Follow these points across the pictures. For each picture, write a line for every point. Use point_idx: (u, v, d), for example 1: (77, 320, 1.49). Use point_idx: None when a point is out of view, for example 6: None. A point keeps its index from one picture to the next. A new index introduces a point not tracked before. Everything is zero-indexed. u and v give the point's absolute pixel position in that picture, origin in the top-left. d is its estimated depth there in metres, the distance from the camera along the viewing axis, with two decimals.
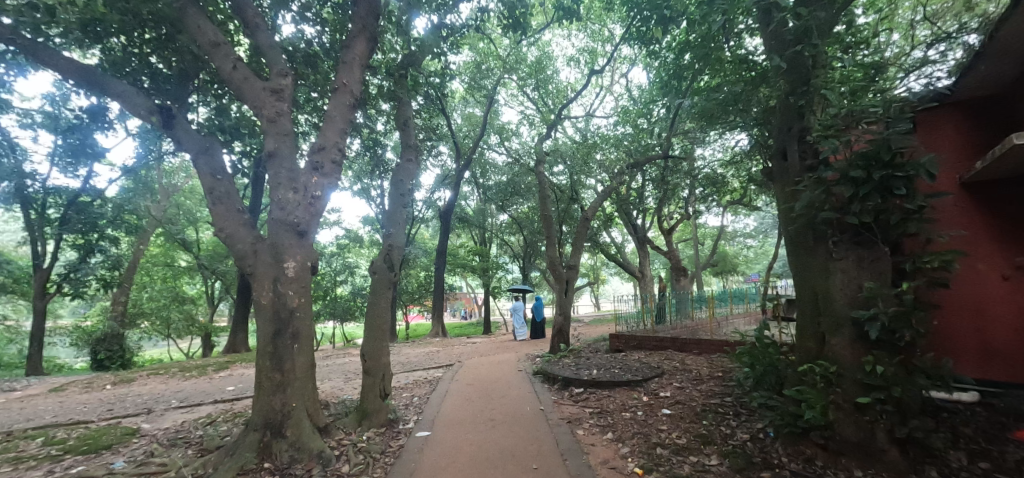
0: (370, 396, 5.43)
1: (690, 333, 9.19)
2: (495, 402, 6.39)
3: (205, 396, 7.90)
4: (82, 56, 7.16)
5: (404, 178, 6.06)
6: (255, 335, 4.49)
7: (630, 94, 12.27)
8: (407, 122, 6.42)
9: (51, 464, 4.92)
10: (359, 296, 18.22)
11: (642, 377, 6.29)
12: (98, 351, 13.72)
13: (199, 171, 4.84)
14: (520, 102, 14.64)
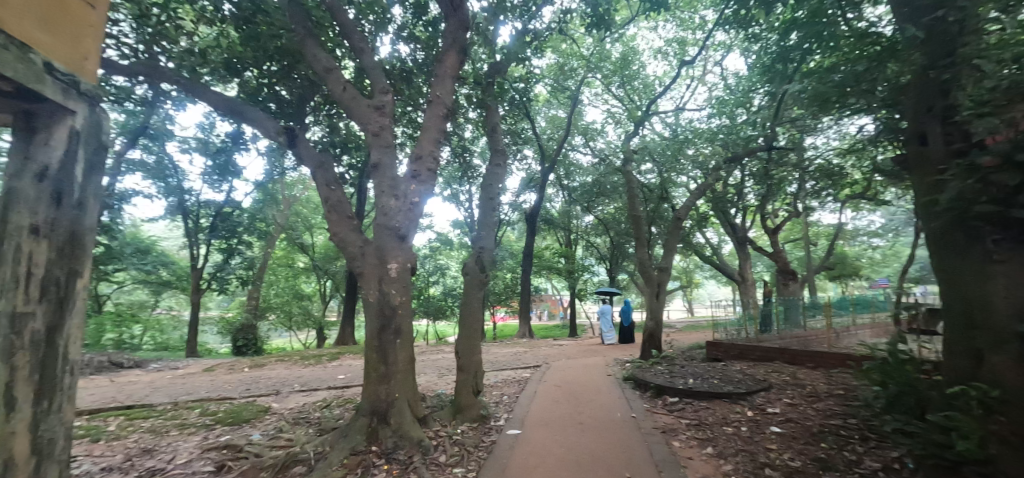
0: (462, 393, 5.59)
1: (803, 345, 8.40)
2: (584, 406, 6.28)
3: (321, 382, 8.69)
4: (225, 88, 8.22)
5: (494, 182, 6.19)
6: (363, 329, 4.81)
7: (725, 84, 11.52)
8: (495, 128, 6.55)
9: (206, 431, 5.69)
10: (451, 296, 18.94)
11: (745, 390, 5.85)
12: (236, 338, 15.67)
13: (316, 184, 5.29)
14: (606, 100, 14.36)
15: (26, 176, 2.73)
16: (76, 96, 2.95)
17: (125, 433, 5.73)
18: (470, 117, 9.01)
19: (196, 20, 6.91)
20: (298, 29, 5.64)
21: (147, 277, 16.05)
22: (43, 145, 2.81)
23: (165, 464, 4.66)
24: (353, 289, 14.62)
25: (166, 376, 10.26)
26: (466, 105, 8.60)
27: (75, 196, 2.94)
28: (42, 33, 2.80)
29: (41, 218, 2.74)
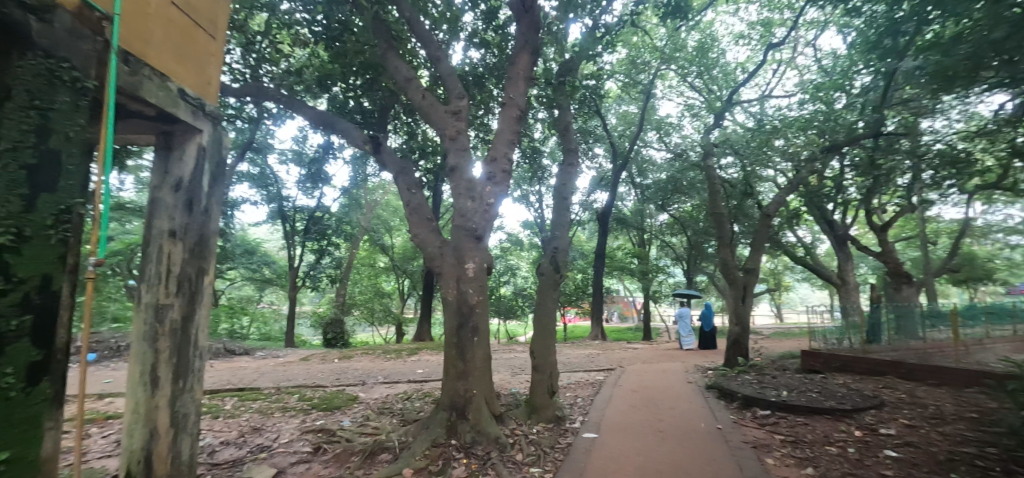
0: (538, 393, 5.68)
1: (920, 358, 7.57)
2: (663, 413, 6.13)
3: (402, 375, 9.19)
4: (315, 103, 8.93)
5: (566, 181, 6.24)
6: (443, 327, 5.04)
7: (819, 66, 10.70)
8: (567, 128, 6.58)
9: (304, 415, 6.25)
10: (521, 296, 19.15)
11: (852, 407, 5.44)
12: (327, 331, 16.93)
13: (399, 188, 5.62)
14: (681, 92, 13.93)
15: (166, 187, 3.24)
16: (202, 116, 3.38)
17: (238, 412, 6.45)
18: (541, 118, 9.10)
19: (293, 42, 7.60)
20: (380, 44, 6.03)
21: (252, 275, 17.80)
22: (179, 160, 3.31)
23: (271, 442, 5.19)
24: (430, 288, 15.24)
25: (269, 364, 11.33)
26: (537, 107, 8.69)
27: (203, 204, 3.38)
28: (173, 65, 3.23)
29: (177, 223, 3.21)
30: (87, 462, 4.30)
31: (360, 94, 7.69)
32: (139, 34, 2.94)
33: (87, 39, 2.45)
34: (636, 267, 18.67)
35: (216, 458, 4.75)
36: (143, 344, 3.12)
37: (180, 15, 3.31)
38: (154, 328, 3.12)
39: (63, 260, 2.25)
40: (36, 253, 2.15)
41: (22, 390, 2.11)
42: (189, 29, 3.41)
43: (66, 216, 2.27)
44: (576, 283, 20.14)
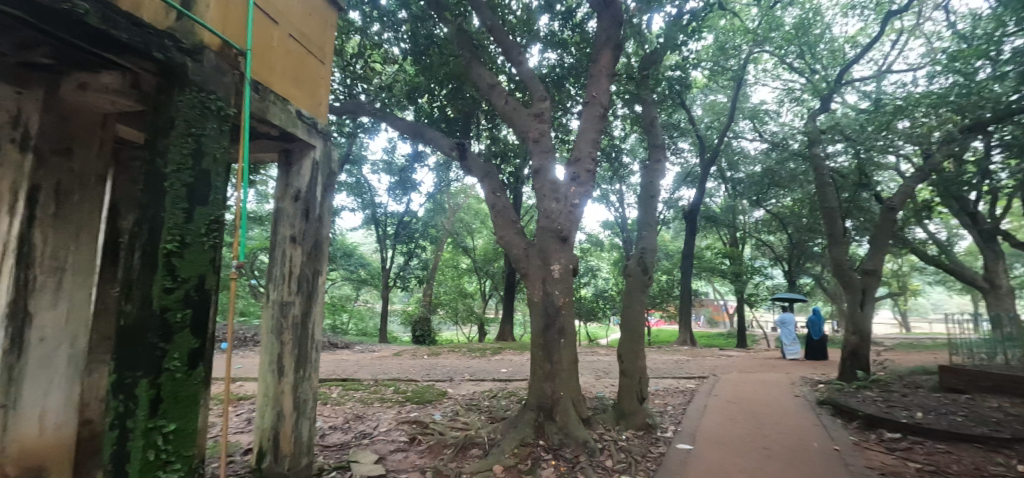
0: (626, 398, 5.60)
1: None
2: (765, 429, 5.77)
3: (487, 373, 9.48)
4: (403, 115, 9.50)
5: (653, 178, 6.10)
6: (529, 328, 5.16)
7: (952, 30, 9.53)
8: (653, 124, 6.42)
9: (400, 406, 6.69)
10: (602, 298, 18.87)
11: (1011, 437, 4.86)
12: (416, 329, 17.85)
13: (484, 192, 5.84)
14: (778, 75, 13.08)
15: (287, 198, 3.68)
16: (315, 132, 3.79)
17: (343, 400, 7.06)
18: (622, 115, 8.92)
19: (383, 60, 8.18)
20: (465, 54, 6.31)
21: (349, 275, 19.26)
22: (297, 174, 3.74)
23: (372, 430, 5.62)
24: (512, 289, 15.49)
25: (366, 358, 12.20)
26: (620, 103, 8.53)
27: (317, 212, 3.78)
28: (291, 90, 3.64)
29: (296, 229, 3.63)
30: (225, 438, 4.96)
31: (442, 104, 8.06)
32: (264, 65, 3.35)
33: (231, 73, 2.86)
34: (728, 269, 17.60)
35: (327, 442, 5.24)
36: (271, 336, 3.57)
37: (295, 45, 3.71)
38: (278, 322, 3.56)
39: (215, 263, 2.66)
40: (194, 257, 2.55)
41: (184, 372, 2.52)
42: (303, 57, 3.81)
43: (217, 227, 2.67)
44: (661, 285, 19.40)
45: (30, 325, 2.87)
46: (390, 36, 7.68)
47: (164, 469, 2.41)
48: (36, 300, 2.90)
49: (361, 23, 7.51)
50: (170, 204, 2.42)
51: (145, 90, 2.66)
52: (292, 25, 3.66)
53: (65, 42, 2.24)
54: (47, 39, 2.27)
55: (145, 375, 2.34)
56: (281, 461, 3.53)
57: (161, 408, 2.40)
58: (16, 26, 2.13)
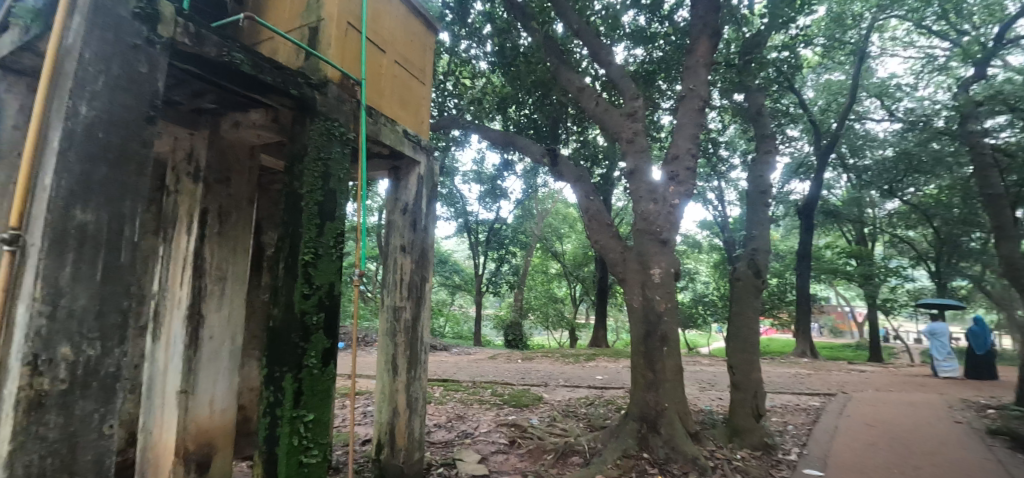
0: (739, 413, 5.28)
1: None
2: (916, 459, 5.11)
3: (582, 380, 9.42)
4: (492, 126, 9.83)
5: (762, 173, 5.70)
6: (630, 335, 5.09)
7: None
8: (760, 111, 6.01)
9: (499, 409, 6.89)
10: (701, 303, 17.90)
11: None
12: (508, 333, 18.23)
13: (577, 196, 5.89)
14: (909, 43, 11.65)
15: (397, 211, 4.04)
16: (420, 148, 4.08)
17: (445, 400, 7.46)
18: (722, 106, 8.34)
19: (472, 76, 8.41)
20: (552, 60, 6.37)
21: (444, 281, 20.20)
22: (405, 189, 4.08)
23: (473, 430, 5.87)
24: (605, 293, 15.17)
25: (464, 360, 12.69)
26: (718, 93, 8.04)
27: (424, 222, 4.07)
28: (398, 111, 3.98)
29: (406, 239, 3.98)
30: (347, 430, 5.50)
31: (529, 111, 8.22)
32: (376, 91, 3.70)
33: (350, 99, 3.20)
34: (853, 270, 15.79)
35: (433, 439, 5.57)
36: (387, 337, 3.94)
37: (401, 70, 4.05)
38: (393, 325, 3.92)
39: (343, 272, 2.99)
40: (326, 266, 2.89)
41: (320, 368, 2.85)
42: (408, 80, 4.15)
43: (344, 239, 2.99)
44: (771, 289, 17.91)
45: (202, 325, 3.38)
46: (477, 51, 7.90)
47: (305, 454, 2.74)
48: (207, 302, 3.40)
49: (449, 42, 7.78)
50: (307, 220, 2.78)
51: (283, 123, 3.09)
52: (398, 52, 3.98)
53: (224, 87, 2.68)
54: (211, 86, 2.74)
55: (289, 370, 2.70)
56: (398, 454, 3.84)
57: (302, 400, 2.74)
58: (190, 77, 2.59)
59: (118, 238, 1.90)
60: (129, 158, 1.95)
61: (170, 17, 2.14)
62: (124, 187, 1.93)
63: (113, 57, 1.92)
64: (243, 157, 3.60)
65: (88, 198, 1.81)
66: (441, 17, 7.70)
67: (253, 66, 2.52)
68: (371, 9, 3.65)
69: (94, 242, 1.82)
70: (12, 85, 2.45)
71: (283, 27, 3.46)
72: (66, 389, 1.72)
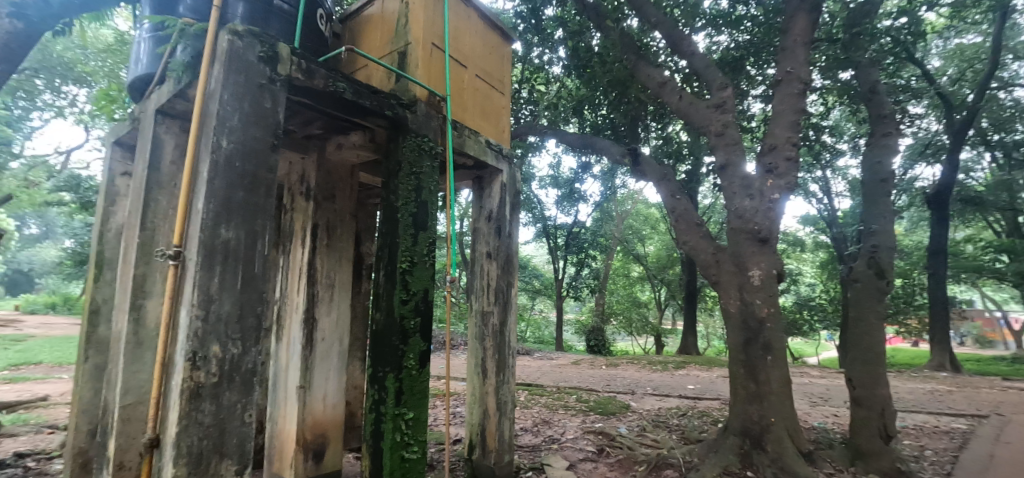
0: (865, 435, 4.64)
1: None
2: None
3: (672, 389, 9.03)
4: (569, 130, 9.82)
5: (881, 158, 4.98)
6: (728, 343, 4.85)
7: None
8: (875, 87, 5.24)
9: (585, 415, 6.85)
10: (805, 309, 16.50)
11: None
12: (590, 339, 18.01)
13: (662, 195, 5.78)
14: None
15: (483, 219, 4.22)
16: (502, 157, 4.20)
17: (531, 404, 7.58)
18: (825, 87, 7.59)
19: (547, 82, 8.46)
20: (629, 56, 6.25)
21: (525, 285, 20.42)
22: (490, 197, 4.24)
23: (560, 435, 5.89)
24: (694, 297, 14.46)
25: (547, 365, 12.74)
26: (818, 74, 7.41)
27: (507, 229, 4.20)
28: (480, 123, 4.15)
29: (492, 246, 4.14)
30: (442, 430, 5.78)
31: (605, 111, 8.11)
32: (460, 105, 3.89)
33: (438, 115, 3.39)
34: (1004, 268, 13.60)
35: (521, 442, 5.68)
36: (476, 342, 4.11)
37: (482, 83, 4.22)
38: (481, 330, 4.09)
39: (436, 279, 3.18)
40: (421, 274, 3.09)
41: (418, 369, 3.05)
42: (489, 92, 4.31)
43: (436, 248, 3.17)
44: (895, 291, 16.02)
45: (316, 328, 3.74)
46: (551, 56, 7.96)
47: (406, 450, 2.93)
48: (320, 306, 3.76)
49: (523, 51, 7.94)
50: (403, 231, 3.00)
51: (378, 142, 3.36)
52: (478, 66, 4.17)
53: (330, 114, 2.98)
54: (319, 113, 3.07)
55: (391, 371, 2.92)
56: (489, 456, 3.97)
57: (403, 399, 2.94)
58: (302, 107, 2.92)
59: (252, 253, 2.20)
60: (260, 183, 2.26)
61: (287, 57, 2.44)
62: (256, 208, 2.24)
63: (245, 96, 2.24)
64: (345, 176, 3.96)
65: (230, 218, 2.13)
66: (513, 27, 7.82)
67: (354, 93, 2.79)
68: (453, 27, 3.85)
69: (235, 256, 2.13)
70: (168, 127, 2.91)
71: (376, 53, 3.77)
72: (217, 382, 2.04)
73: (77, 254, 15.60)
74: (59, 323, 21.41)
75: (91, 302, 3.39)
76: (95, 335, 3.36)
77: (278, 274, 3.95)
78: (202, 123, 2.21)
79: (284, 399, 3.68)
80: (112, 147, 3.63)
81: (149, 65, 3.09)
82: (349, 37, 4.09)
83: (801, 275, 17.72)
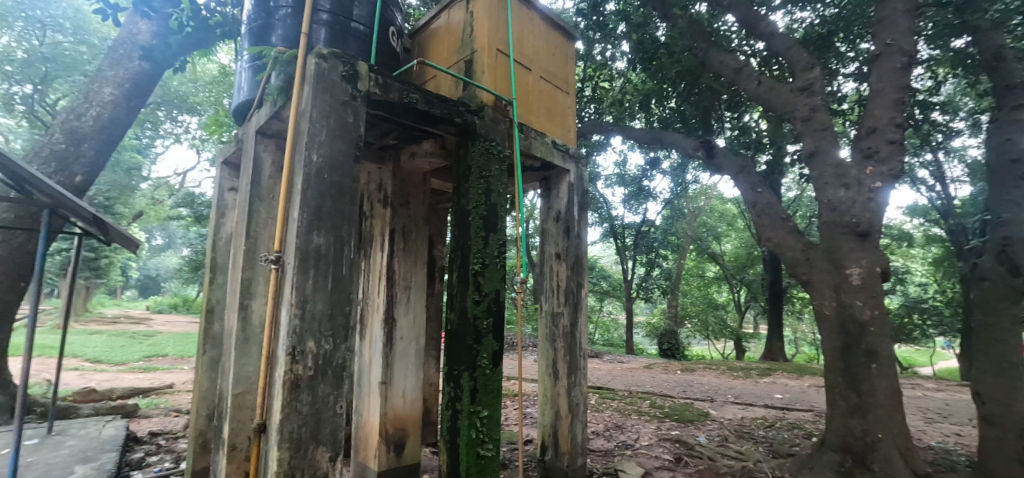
0: (996, 458, 4.03)
1: None
2: None
3: (756, 398, 8.49)
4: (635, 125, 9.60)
5: (1012, 134, 4.35)
6: (824, 349, 4.47)
7: None
8: (1000, 54, 4.61)
9: (659, 422, 6.65)
10: (915, 312, 14.96)
11: None
12: (662, 342, 17.40)
13: (741, 189, 5.57)
14: None
15: (551, 220, 4.27)
16: (568, 157, 4.20)
17: (602, 407, 7.49)
18: (934, 58, 6.81)
19: (610, 78, 8.34)
20: (700, 44, 6.06)
21: (593, 287, 20.14)
22: (558, 198, 4.28)
23: (633, 441, 5.77)
24: (779, 298, 13.54)
25: (618, 369, 12.48)
26: (925, 45, 6.66)
27: (576, 230, 4.21)
28: (546, 124, 4.19)
29: (561, 248, 4.17)
30: (515, 430, 5.88)
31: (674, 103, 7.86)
32: (525, 108, 3.96)
33: (506, 119, 3.45)
34: None
35: (593, 447, 5.63)
36: (548, 342, 4.17)
37: (547, 84, 4.27)
38: (552, 331, 4.14)
39: (507, 280, 3.25)
40: (492, 275, 3.18)
41: (491, 369, 3.13)
42: (554, 92, 4.34)
43: (506, 249, 3.25)
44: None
45: (395, 327, 3.95)
46: (614, 52, 7.80)
47: (482, 447, 3.01)
48: (398, 306, 3.97)
49: (585, 49, 7.88)
50: (474, 234, 3.11)
51: (448, 149, 3.51)
52: (543, 68, 4.22)
53: (404, 124, 3.16)
54: (395, 125, 3.27)
55: (466, 369, 3.05)
56: (561, 458, 3.98)
57: (478, 397, 3.04)
58: (379, 120, 3.13)
59: (340, 257, 2.40)
60: (345, 192, 2.45)
61: (365, 74, 2.63)
62: (342, 216, 2.43)
63: (331, 113, 2.46)
64: (418, 183, 4.16)
65: (320, 226, 2.34)
66: (575, 25, 7.79)
67: (426, 103, 2.93)
68: (516, 31, 3.93)
69: (325, 260, 2.34)
70: (266, 146, 3.23)
71: (444, 63, 3.94)
72: (313, 375, 2.24)
73: (193, 261, 17.59)
74: (179, 321, 24.27)
75: (206, 302, 3.83)
76: (210, 332, 3.80)
77: (361, 276, 4.23)
78: (295, 139, 2.45)
79: (368, 393, 3.93)
80: (220, 166, 4.09)
81: (249, 91, 3.44)
82: (418, 50, 4.31)
83: (909, 273, 15.97)
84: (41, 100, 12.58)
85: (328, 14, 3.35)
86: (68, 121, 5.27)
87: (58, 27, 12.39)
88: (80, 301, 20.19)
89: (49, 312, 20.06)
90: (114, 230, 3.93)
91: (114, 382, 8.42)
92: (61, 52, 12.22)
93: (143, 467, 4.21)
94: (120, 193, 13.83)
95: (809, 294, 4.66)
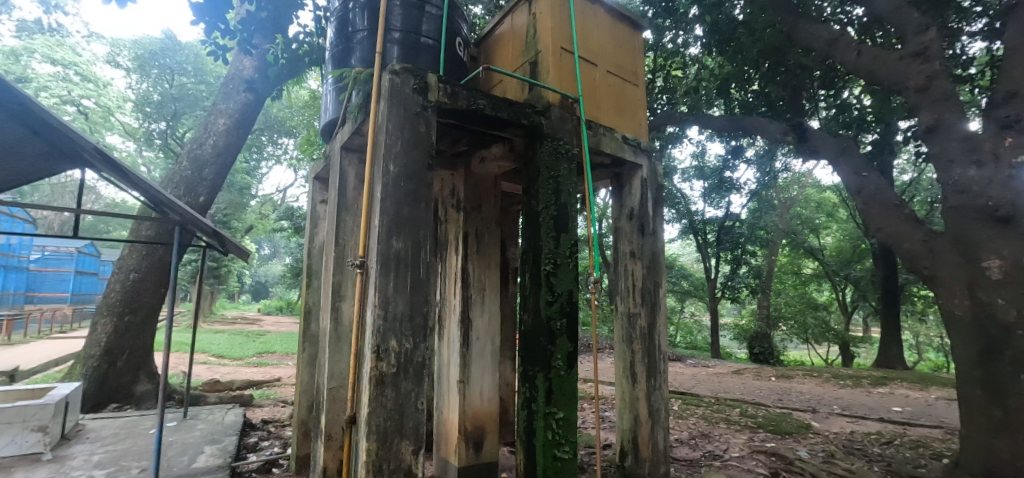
0: None
1: None
2: None
3: (870, 410, 7.58)
4: (712, 113, 9.08)
5: None
6: (959, 355, 3.89)
7: None
8: None
9: (752, 433, 6.18)
10: None
11: None
12: (754, 345, 16.22)
13: (843, 174, 5.08)
14: None
15: (625, 218, 4.17)
16: (640, 151, 4.08)
17: (685, 414, 7.14)
18: None
19: (683, 66, 7.97)
20: (785, 18, 5.68)
21: (675, 287, 19.25)
22: (630, 195, 4.17)
23: (721, 452, 5.43)
24: (895, 297, 12.02)
25: (703, 373, 11.80)
26: None
27: (651, 227, 4.06)
28: (615, 118, 4.10)
29: (636, 246, 4.07)
30: (593, 434, 5.79)
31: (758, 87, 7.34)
32: (593, 103, 3.90)
33: (572, 116, 3.43)
34: None
35: (678, 455, 5.38)
36: (625, 344, 4.08)
37: (615, 78, 4.18)
38: (629, 332, 4.03)
39: (580, 280, 3.21)
40: (565, 274, 3.17)
41: (566, 370, 3.12)
42: (622, 86, 4.24)
43: (578, 249, 3.22)
44: None
45: (471, 328, 4.06)
46: (686, 37, 7.44)
47: (558, 449, 3.00)
48: (473, 308, 4.09)
49: (654, 38, 7.56)
50: (545, 234, 3.13)
51: (517, 151, 3.56)
52: (610, 62, 4.14)
53: (474, 130, 3.26)
54: (466, 131, 3.39)
55: (540, 370, 3.06)
56: (642, 465, 3.84)
57: (553, 398, 3.03)
58: (450, 127, 3.26)
59: (418, 260, 2.53)
60: (421, 199, 2.59)
61: (434, 84, 2.76)
62: (419, 220, 2.56)
63: (405, 124, 2.61)
64: (490, 186, 4.26)
65: (399, 231, 2.49)
66: (643, 15, 7.51)
67: (493, 107, 3.00)
68: (580, 27, 3.91)
69: (404, 263, 2.48)
70: (350, 161, 3.49)
71: (510, 67, 4.02)
72: (395, 372, 2.38)
73: (294, 267, 19.37)
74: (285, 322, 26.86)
75: (304, 304, 4.19)
76: (309, 331, 4.17)
77: (439, 279, 4.43)
78: (374, 151, 2.63)
79: (449, 392, 4.08)
80: (312, 181, 4.48)
81: (334, 109, 3.75)
82: (485, 57, 4.44)
83: None
84: (172, 135, 14.53)
85: (399, 32, 3.56)
86: (192, 149, 6.07)
87: (183, 71, 14.33)
88: (207, 304, 23.06)
89: (183, 313, 23.09)
90: (229, 242, 4.43)
91: (231, 376, 9.51)
92: (187, 92, 13.96)
93: (259, 451, 4.70)
94: (234, 210, 15.62)
95: (934, 291, 4.10)
